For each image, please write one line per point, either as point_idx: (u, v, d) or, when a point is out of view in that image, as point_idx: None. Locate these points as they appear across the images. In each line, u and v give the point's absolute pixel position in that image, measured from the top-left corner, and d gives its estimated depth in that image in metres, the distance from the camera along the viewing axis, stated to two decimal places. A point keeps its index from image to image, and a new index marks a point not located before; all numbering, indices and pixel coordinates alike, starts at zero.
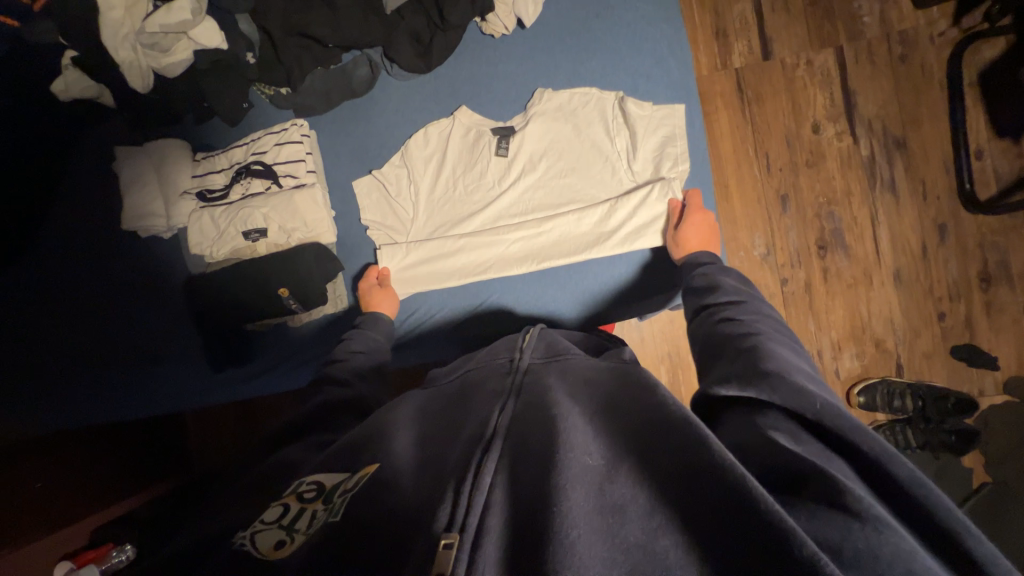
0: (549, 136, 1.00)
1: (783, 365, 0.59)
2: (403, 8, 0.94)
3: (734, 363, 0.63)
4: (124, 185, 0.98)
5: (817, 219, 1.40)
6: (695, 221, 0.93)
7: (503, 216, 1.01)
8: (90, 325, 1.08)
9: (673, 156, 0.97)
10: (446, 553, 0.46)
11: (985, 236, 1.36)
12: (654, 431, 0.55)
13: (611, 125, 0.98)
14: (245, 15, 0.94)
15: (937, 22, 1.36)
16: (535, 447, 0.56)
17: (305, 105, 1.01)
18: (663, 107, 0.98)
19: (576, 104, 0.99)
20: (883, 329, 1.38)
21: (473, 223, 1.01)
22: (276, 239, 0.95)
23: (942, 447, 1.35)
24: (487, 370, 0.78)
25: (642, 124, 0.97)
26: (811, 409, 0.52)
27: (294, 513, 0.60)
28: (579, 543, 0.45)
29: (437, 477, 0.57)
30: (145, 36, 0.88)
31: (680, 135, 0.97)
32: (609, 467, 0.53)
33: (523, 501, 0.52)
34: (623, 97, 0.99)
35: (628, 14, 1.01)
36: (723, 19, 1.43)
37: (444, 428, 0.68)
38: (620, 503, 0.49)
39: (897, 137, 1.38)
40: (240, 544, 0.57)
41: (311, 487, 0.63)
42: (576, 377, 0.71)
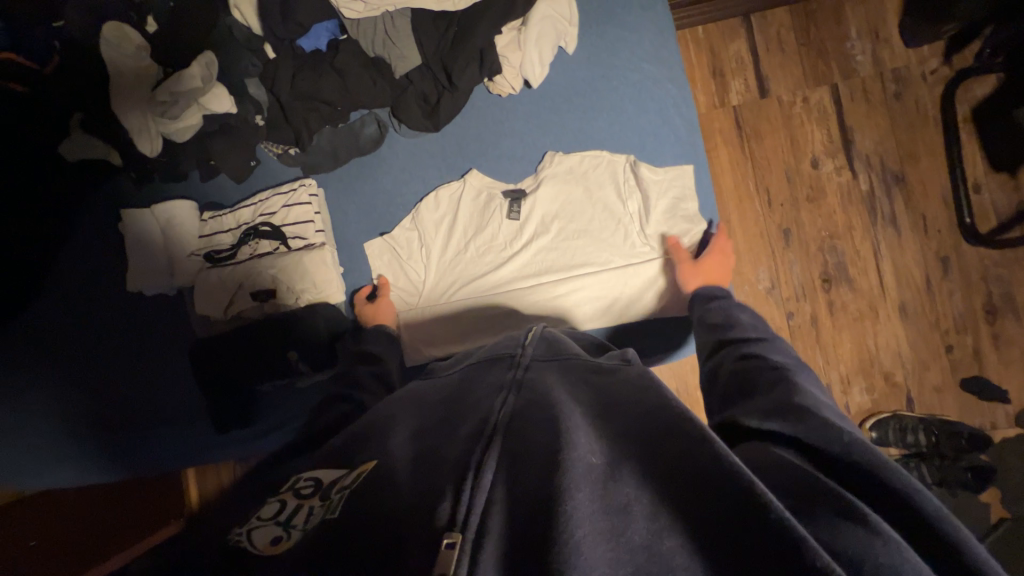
0: (561, 199, 0.99)
1: (815, 403, 0.61)
2: (411, 73, 0.96)
3: (770, 398, 0.63)
4: (131, 244, 0.98)
5: (820, 253, 1.41)
6: (691, 269, 0.95)
7: (515, 280, 0.99)
8: (91, 382, 1.06)
9: (683, 218, 0.98)
10: (448, 553, 0.44)
11: (987, 268, 1.36)
12: (658, 431, 0.53)
13: (622, 187, 0.98)
14: (253, 80, 0.98)
15: (928, 60, 1.39)
16: (534, 443, 0.54)
17: (314, 164, 1.01)
18: (672, 169, 0.99)
19: (586, 166, 0.99)
20: (892, 362, 1.37)
21: (487, 288, 0.99)
22: (283, 299, 0.94)
23: (959, 484, 1.31)
24: (488, 366, 0.77)
25: (653, 186, 0.97)
26: (830, 441, 0.53)
27: (292, 508, 0.61)
28: (585, 543, 0.42)
29: (437, 471, 0.55)
30: (156, 104, 0.92)
31: (689, 195, 0.98)
32: (612, 465, 0.50)
33: (523, 499, 0.49)
34: (634, 160, 0.99)
35: (632, 68, 1.02)
36: (720, 59, 1.46)
37: (444, 423, 0.66)
38: (624, 500, 0.47)
39: (896, 172, 1.40)
40: (237, 540, 0.58)
41: (309, 482, 0.64)
42: (578, 377, 0.70)
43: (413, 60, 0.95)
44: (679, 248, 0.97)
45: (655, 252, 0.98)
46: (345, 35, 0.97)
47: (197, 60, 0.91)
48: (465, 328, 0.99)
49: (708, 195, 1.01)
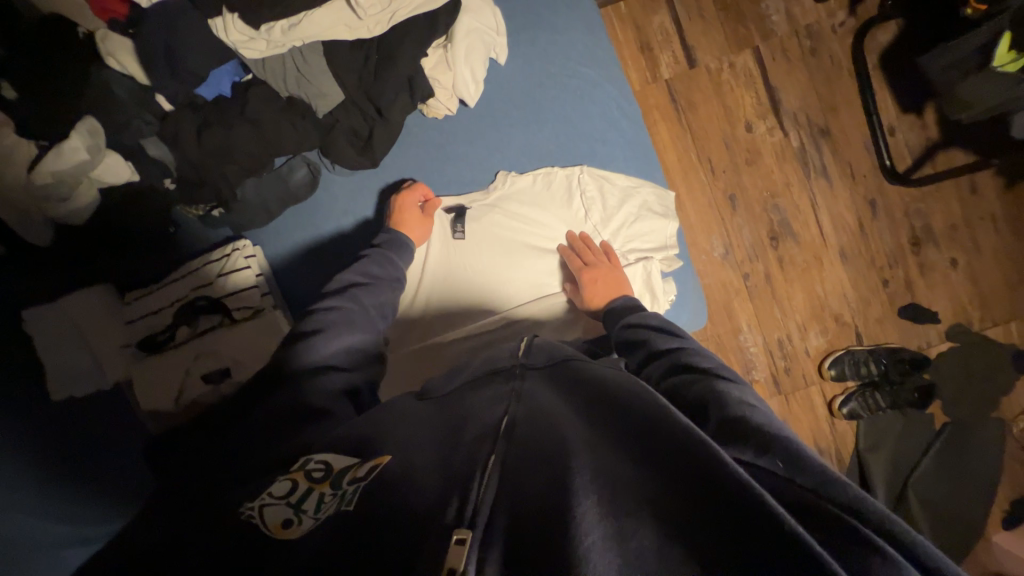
0: (518, 221, 0.97)
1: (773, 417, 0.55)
2: (335, 112, 0.88)
3: (729, 420, 0.54)
4: (43, 346, 0.85)
5: (764, 213, 1.48)
6: (589, 279, 0.92)
7: (485, 311, 0.96)
8: None
9: (647, 229, 0.99)
10: (459, 548, 0.43)
11: (908, 204, 1.48)
12: (647, 436, 0.50)
13: (579, 200, 0.97)
14: (152, 138, 0.90)
15: (836, 14, 1.46)
16: (539, 453, 0.53)
17: (243, 222, 0.92)
18: (632, 182, 0.99)
19: (539, 182, 0.97)
20: (839, 304, 1.49)
21: (458, 324, 0.96)
22: (237, 375, 0.86)
23: (907, 404, 1.45)
24: (484, 371, 0.73)
25: (608, 197, 0.98)
26: (790, 462, 0.46)
27: (303, 492, 0.56)
28: (594, 551, 0.40)
29: (444, 476, 0.53)
30: (37, 189, 0.80)
31: (647, 202, 0.99)
32: (616, 473, 0.48)
33: (528, 509, 0.46)
34: (587, 170, 0.97)
35: (565, 67, 0.99)
36: (645, 33, 1.45)
37: (443, 431, 0.62)
38: (633, 507, 0.44)
39: (820, 125, 1.47)
40: (249, 515, 0.53)
41: (320, 466, 0.59)
42: (571, 376, 0.66)
43: (334, 96, 0.86)
44: (580, 253, 0.95)
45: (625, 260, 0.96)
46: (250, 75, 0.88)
47: (76, 129, 0.79)
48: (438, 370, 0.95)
49: (671, 201, 1.01)
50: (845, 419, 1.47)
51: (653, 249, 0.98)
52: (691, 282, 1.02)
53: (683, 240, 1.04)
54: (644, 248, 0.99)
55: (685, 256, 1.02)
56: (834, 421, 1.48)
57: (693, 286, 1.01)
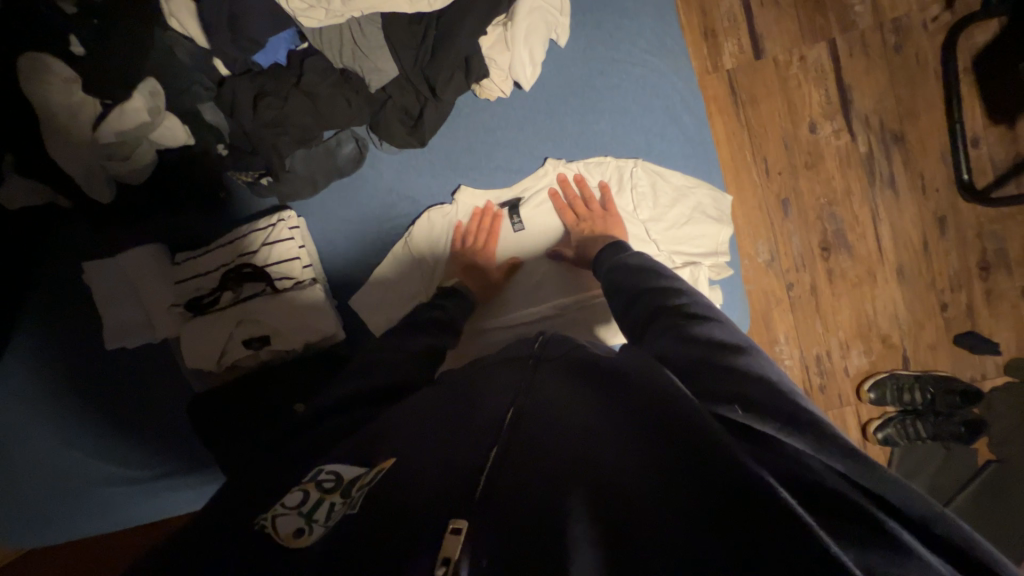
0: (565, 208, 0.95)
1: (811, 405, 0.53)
2: (388, 87, 0.86)
3: (752, 389, 0.53)
4: (104, 298, 0.91)
5: (818, 221, 1.39)
6: (581, 232, 0.93)
7: (527, 299, 0.97)
8: (80, 443, 0.99)
9: (698, 233, 0.94)
10: (454, 538, 0.43)
11: (982, 224, 1.36)
12: (660, 426, 0.48)
13: (631, 194, 0.94)
14: (208, 104, 0.89)
15: (929, 7, 1.32)
16: (544, 443, 0.52)
17: (291, 193, 0.92)
18: (688, 182, 0.94)
19: (592, 172, 0.95)
20: (889, 325, 1.40)
21: (497, 309, 0.97)
22: (279, 344, 0.89)
23: (951, 438, 1.37)
24: (509, 362, 0.73)
25: (662, 194, 0.94)
26: (846, 455, 0.46)
27: (314, 501, 0.54)
28: (587, 543, 0.40)
29: (448, 463, 0.53)
30: (101, 148, 0.84)
31: (704, 205, 0.94)
32: (620, 461, 0.48)
33: (527, 496, 0.47)
34: (642, 164, 0.94)
35: (623, 53, 0.94)
36: (711, 18, 1.36)
37: (454, 416, 0.62)
38: (633, 496, 0.44)
39: (895, 131, 1.35)
40: (261, 524, 0.52)
41: (330, 476, 0.57)
42: (586, 370, 0.64)
43: (388, 72, 0.84)
44: (566, 205, 0.94)
45: (674, 262, 0.93)
46: (307, 43, 0.87)
47: (138, 91, 0.82)
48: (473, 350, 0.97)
49: (727, 205, 0.95)
50: (878, 444, 1.40)
51: (704, 254, 0.94)
52: (737, 292, 0.97)
53: (734, 246, 0.98)
54: (694, 251, 0.94)
55: (734, 264, 0.97)
56: (867, 445, 1.42)
57: (741, 296, 0.97)
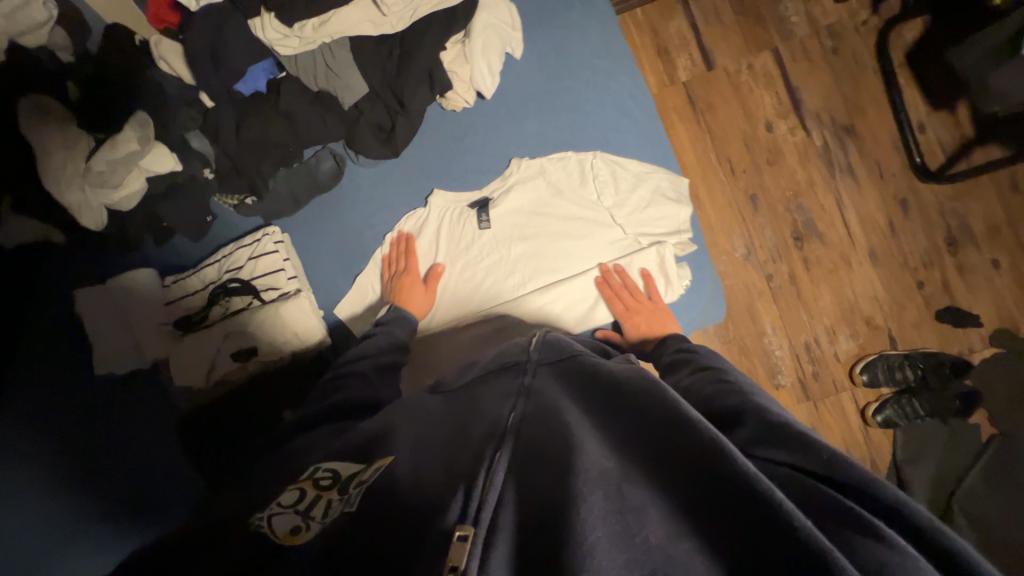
0: (532, 202, 0.97)
1: (795, 421, 0.55)
2: (360, 102, 0.93)
3: (748, 423, 0.57)
4: (94, 325, 0.93)
5: (787, 213, 1.45)
6: (632, 323, 0.92)
7: (502, 294, 0.96)
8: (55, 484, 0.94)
9: (661, 213, 0.97)
10: (461, 545, 0.45)
11: (942, 203, 1.42)
12: (660, 429, 0.49)
13: (593, 182, 0.96)
14: (196, 132, 0.95)
15: (858, 13, 1.44)
16: (545, 445, 0.54)
17: (275, 210, 0.98)
18: (645, 168, 0.99)
19: (553, 166, 0.98)
20: (870, 307, 1.43)
21: (473, 307, 0.97)
22: (265, 354, 0.90)
23: (949, 413, 1.37)
24: (498, 372, 0.72)
25: (623, 180, 0.97)
26: (822, 463, 0.46)
27: (311, 499, 0.60)
28: (599, 545, 0.41)
29: (451, 478, 0.55)
30: (92, 176, 0.88)
31: (663, 186, 0.99)
32: (622, 469, 0.47)
33: (535, 501, 0.48)
34: (601, 154, 0.98)
35: (578, 64, 1.02)
36: (663, 38, 1.48)
37: (456, 431, 0.65)
38: (636, 502, 0.45)
39: (845, 124, 1.44)
40: (257, 524, 0.56)
41: (327, 474, 0.63)
42: (579, 375, 0.65)
43: (359, 88, 0.91)
44: (616, 294, 0.94)
45: (641, 242, 0.96)
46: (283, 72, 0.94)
47: (129, 122, 0.88)
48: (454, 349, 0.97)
49: (685, 186, 1.00)
50: (879, 427, 1.39)
51: (670, 232, 0.97)
52: (704, 267, 1.01)
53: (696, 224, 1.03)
54: (659, 230, 0.97)
55: (700, 242, 1.01)
56: (868, 429, 1.41)
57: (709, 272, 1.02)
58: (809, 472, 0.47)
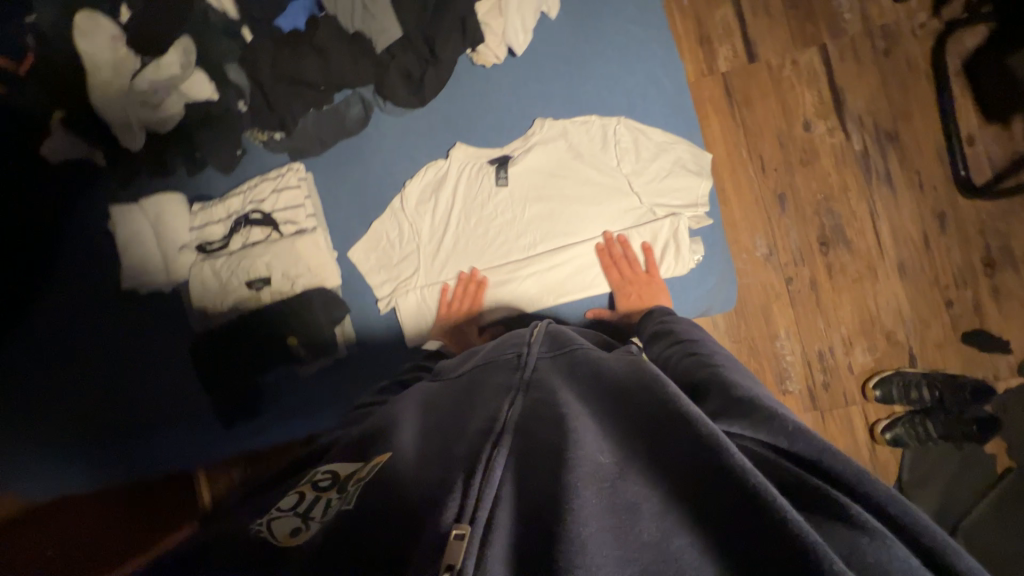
0: (551, 164, 0.98)
1: (760, 395, 0.60)
2: (392, 48, 0.95)
3: (717, 400, 0.62)
4: (126, 242, 1.00)
5: (816, 216, 1.41)
6: (624, 294, 0.94)
7: (512, 252, 0.98)
8: (87, 386, 1.06)
9: (678, 185, 0.96)
10: (457, 543, 0.46)
11: (983, 221, 1.36)
12: (661, 434, 0.53)
13: (614, 149, 0.97)
14: (234, 65, 0.97)
15: (916, 15, 1.38)
16: (543, 442, 0.56)
17: (301, 148, 1.01)
18: (667, 138, 0.98)
19: (576, 130, 0.98)
20: (893, 321, 1.38)
21: (482, 261, 0.98)
22: (280, 286, 0.97)
23: (964, 438, 1.32)
24: (495, 367, 0.77)
25: (643, 149, 0.97)
26: (786, 436, 0.53)
27: (310, 500, 0.63)
28: (591, 542, 0.44)
29: (447, 468, 0.57)
30: (138, 95, 0.95)
31: (685, 159, 0.97)
32: (619, 465, 0.51)
33: (534, 498, 0.51)
34: (625, 121, 0.97)
35: (614, 34, 1.00)
36: (706, 26, 1.44)
37: (452, 423, 0.68)
38: (633, 501, 0.48)
39: (888, 130, 1.39)
40: (258, 531, 0.59)
41: (326, 477, 0.67)
42: (580, 374, 0.69)
43: (393, 33, 0.94)
44: (615, 262, 0.95)
45: (656, 213, 0.96)
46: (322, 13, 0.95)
47: (175, 49, 0.95)
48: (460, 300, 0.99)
49: (706, 160, 0.98)
50: (887, 445, 1.35)
51: (685, 205, 0.96)
52: (716, 245, 1.00)
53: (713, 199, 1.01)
54: (675, 202, 0.96)
55: (714, 217, 1.00)
56: (876, 447, 1.36)
57: (720, 252, 1.01)
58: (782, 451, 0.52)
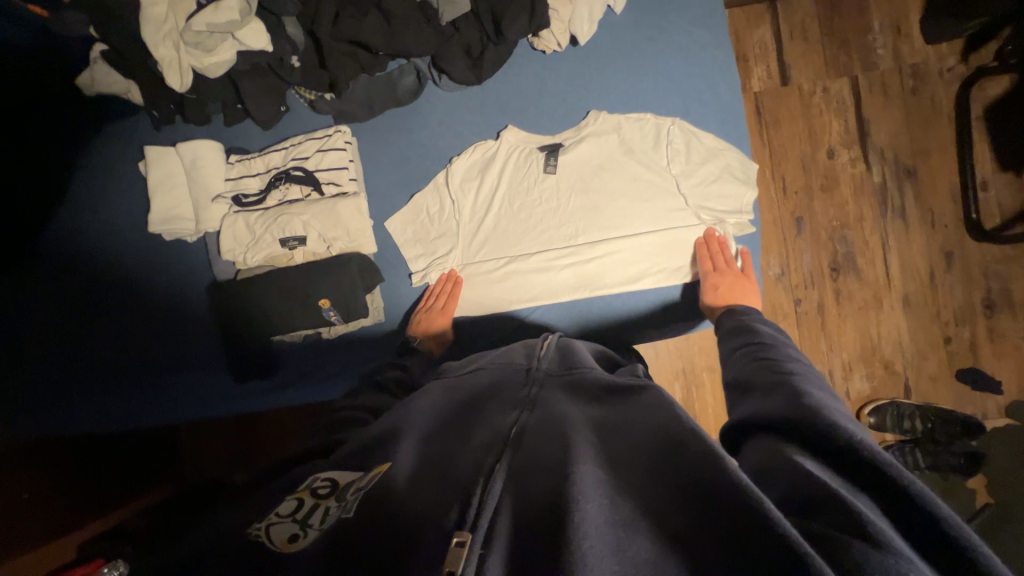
0: (600, 156, 1.00)
1: (827, 405, 0.56)
2: (458, 22, 0.94)
3: (775, 396, 0.60)
4: (155, 182, 1.03)
5: (830, 242, 1.44)
6: (711, 284, 0.95)
7: (555, 241, 1.00)
8: (96, 324, 1.11)
9: (725, 192, 0.98)
10: (457, 552, 0.45)
11: (988, 263, 1.41)
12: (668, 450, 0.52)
13: (665, 148, 0.98)
14: (292, 18, 0.95)
15: (946, 58, 1.42)
16: (546, 459, 0.54)
17: (348, 112, 1.03)
18: (719, 144, 0.99)
19: (629, 125, 1.00)
20: (893, 351, 1.42)
21: (524, 246, 1.01)
22: (315, 247, 1.00)
23: (949, 469, 1.36)
24: (502, 376, 0.74)
25: (695, 151, 0.98)
26: (843, 445, 0.50)
27: (308, 508, 0.58)
28: (590, 555, 0.42)
29: (447, 482, 0.55)
30: (190, 35, 0.88)
31: (735, 169, 0.98)
32: (619, 485, 0.51)
33: (533, 514, 0.49)
34: (679, 123, 0.99)
35: (672, 39, 1.01)
36: (745, 44, 1.47)
37: (458, 431, 0.65)
38: (636, 520, 0.47)
39: (908, 166, 1.43)
40: (255, 535, 0.54)
41: (325, 483, 0.61)
42: (586, 392, 0.68)
43: (461, 5, 0.91)
44: (711, 252, 0.97)
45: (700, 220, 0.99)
46: None
47: None
48: (492, 283, 1.02)
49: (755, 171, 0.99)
50: None
51: (731, 216, 0.99)
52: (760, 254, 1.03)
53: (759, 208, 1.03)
54: (716, 208, 0.98)
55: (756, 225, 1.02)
56: None
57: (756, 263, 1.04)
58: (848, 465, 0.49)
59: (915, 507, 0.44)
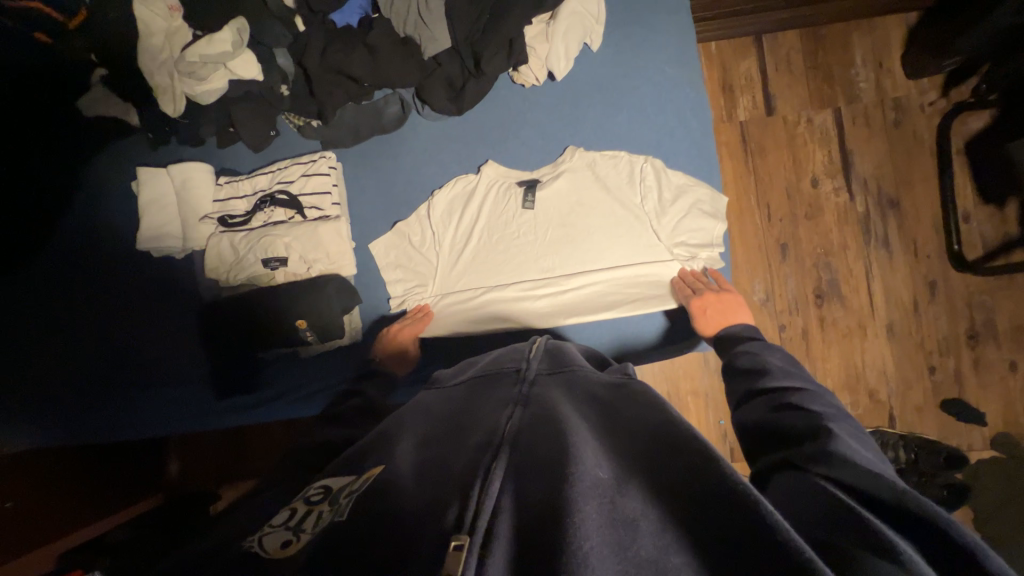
0: (577, 192, 1.03)
1: (856, 452, 0.57)
2: (438, 56, 0.98)
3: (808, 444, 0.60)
4: (145, 201, 1.05)
5: (814, 269, 1.46)
6: (699, 307, 0.97)
7: (533, 273, 1.03)
8: (86, 336, 1.13)
9: (696, 227, 1.00)
10: (456, 554, 0.41)
11: (971, 294, 1.42)
12: (665, 454, 0.52)
13: (639, 184, 1.01)
14: (283, 50, 1.02)
15: (927, 93, 1.46)
16: (544, 455, 0.53)
17: (333, 139, 1.07)
18: (689, 180, 1.01)
19: (604, 162, 1.03)
20: (877, 380, 1.42)
21: (503, 277, 1.03)
22: (295, 268, 1.02)
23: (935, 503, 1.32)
24: (494, 381, 0.74)
25: (667, 186, 1.01)
26: (872, 484, 0.50)
27: (301, 514, 0.58)
28: (593, 554, 0.40)
29: (439, 481, 0.53)
30: (184, 65, 0.95)
31: (706, 201, 1.01)
32: (619, 481, 0.49)
33: (532, 510, 0.47)
34: (653, 160, 1.02)
35: (651, 74, 1.05)
36: (730, 75, 1.51)
37: (450, 432, 0.64)
38: (636, 517, 0.45)
39: (891, 196, 1.45)
40: (249, 545, 0.54)
41: (318, 491, 0.62)
42: (580, 394, 0.67)
43: (439, 43, 0.96)
44: (691, 284, 1.00)
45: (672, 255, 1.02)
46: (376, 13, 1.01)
47: (229, 27, 0.95)
48: (472, 311, 1.04)
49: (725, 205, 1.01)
50: None
51: (702, 250, 1.02)
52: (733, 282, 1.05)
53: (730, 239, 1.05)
54: (687, 237, 1.01)
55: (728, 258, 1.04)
56: None
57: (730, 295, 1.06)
58: (875, 499, 0.49)
59: (948, 537, 0.44)
